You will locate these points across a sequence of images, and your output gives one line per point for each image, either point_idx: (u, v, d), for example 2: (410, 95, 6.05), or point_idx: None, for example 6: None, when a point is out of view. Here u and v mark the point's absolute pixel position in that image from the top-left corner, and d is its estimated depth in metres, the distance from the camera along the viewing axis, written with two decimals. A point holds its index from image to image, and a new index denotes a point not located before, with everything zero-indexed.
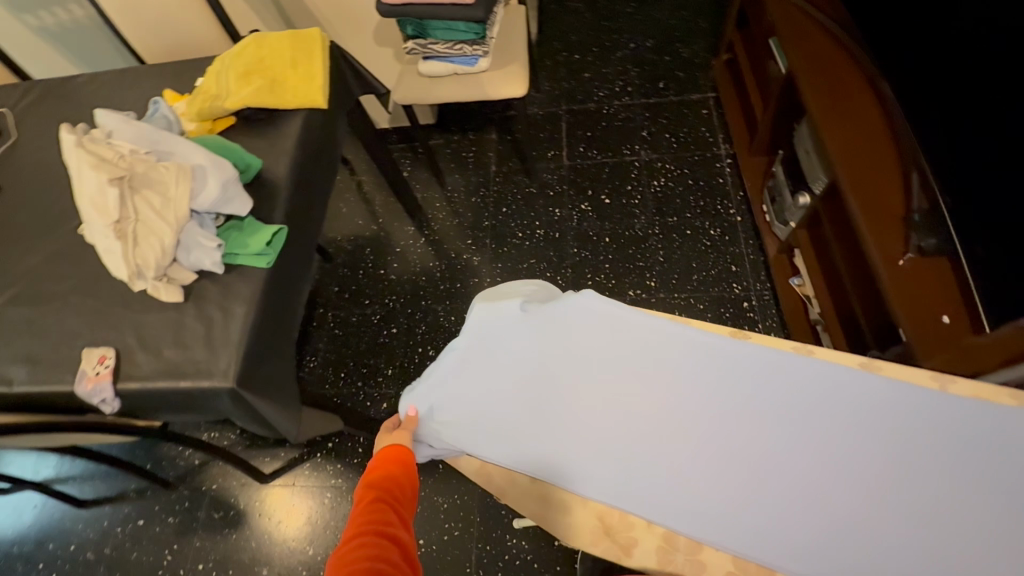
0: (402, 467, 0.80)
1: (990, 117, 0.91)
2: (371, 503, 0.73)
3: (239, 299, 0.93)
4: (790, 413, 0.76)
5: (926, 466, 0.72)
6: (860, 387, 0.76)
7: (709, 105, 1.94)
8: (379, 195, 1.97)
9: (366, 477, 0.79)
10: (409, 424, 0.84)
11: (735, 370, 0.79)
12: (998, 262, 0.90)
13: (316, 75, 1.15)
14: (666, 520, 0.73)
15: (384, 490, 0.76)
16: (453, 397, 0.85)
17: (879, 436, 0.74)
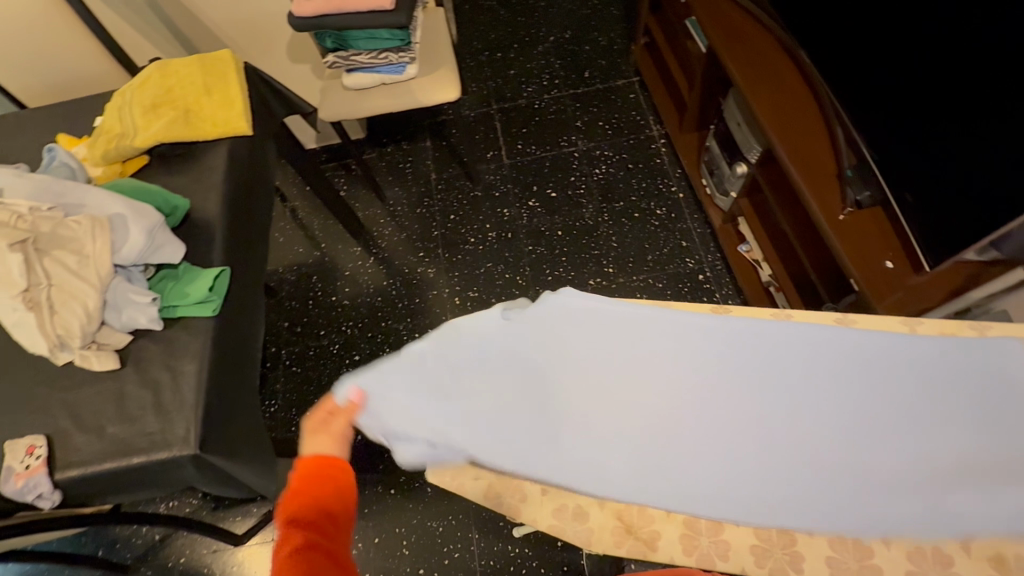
0: (331, 490, 0.71)
1: (903, 75, 0.98)
2: (297, 542, 0.64)
3: (188, 355, 0.84)
4: (781, 380, 0.79)
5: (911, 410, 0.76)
6: (840, 345, 0.80)
7: (634, 89, 1.99)
8: (316, 219, 1.87)
9: (286, 508, 0.69)
10: (336, 423, 0.76)
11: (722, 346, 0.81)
12: (929, 206, 0.97)
13: (234, 101, 1.06)
14: (684, 506, 0.73)
15: (313, 524, 0.67)
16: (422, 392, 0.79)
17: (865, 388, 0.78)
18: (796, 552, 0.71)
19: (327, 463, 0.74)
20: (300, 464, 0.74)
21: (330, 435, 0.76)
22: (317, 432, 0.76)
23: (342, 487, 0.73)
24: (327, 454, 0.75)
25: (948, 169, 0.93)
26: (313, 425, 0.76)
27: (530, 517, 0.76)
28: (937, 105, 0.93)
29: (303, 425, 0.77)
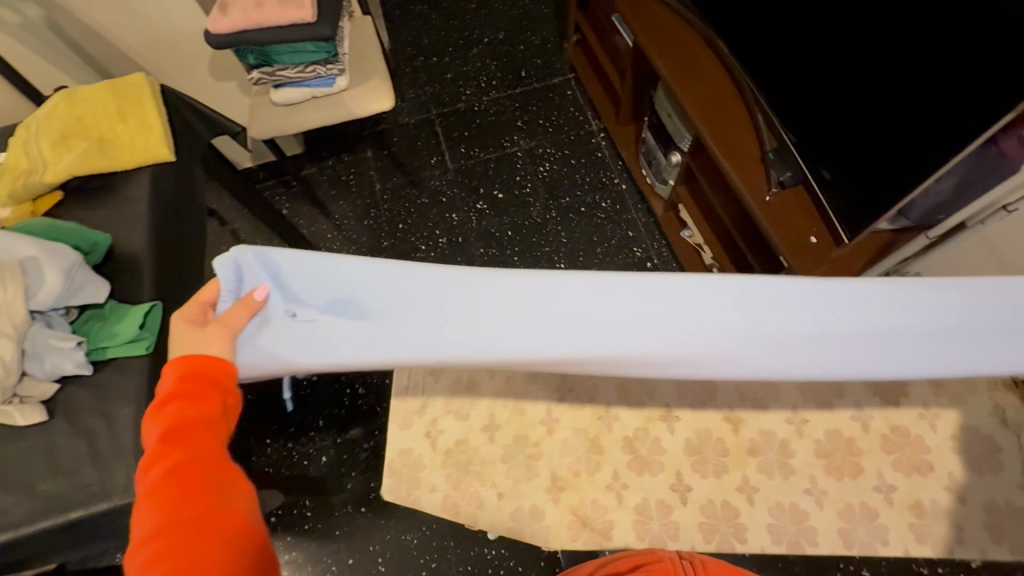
0: (211, 400, 0.66)
1: (814, 61, 1.04)
2: (174, 455, 0.61)
3: (123, 398, 0.80)
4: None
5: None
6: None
7: (571, 86, 2.02)
8: (259, 240, 1.81)
9: (159, 420, 0.64)
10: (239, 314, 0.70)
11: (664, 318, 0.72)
12: (845, 182, 1.03)
13: (152, 125, 1.01)
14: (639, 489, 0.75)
15: (194, 435, 0.63)
16: (310, 288, 0.71)
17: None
18: None
19: (209, 369, 0.67)
20: (173, 365, 0.66)
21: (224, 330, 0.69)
22: (196, 323, 0.69)
23: (224, 392, 0.68)
24: (197, 354, 0.67)
25: (861, 145, 0.99)
26: (187, 317, 0.70)
27: None
28: (847, 86, 0.98)
29: (175, 319, 0.70)
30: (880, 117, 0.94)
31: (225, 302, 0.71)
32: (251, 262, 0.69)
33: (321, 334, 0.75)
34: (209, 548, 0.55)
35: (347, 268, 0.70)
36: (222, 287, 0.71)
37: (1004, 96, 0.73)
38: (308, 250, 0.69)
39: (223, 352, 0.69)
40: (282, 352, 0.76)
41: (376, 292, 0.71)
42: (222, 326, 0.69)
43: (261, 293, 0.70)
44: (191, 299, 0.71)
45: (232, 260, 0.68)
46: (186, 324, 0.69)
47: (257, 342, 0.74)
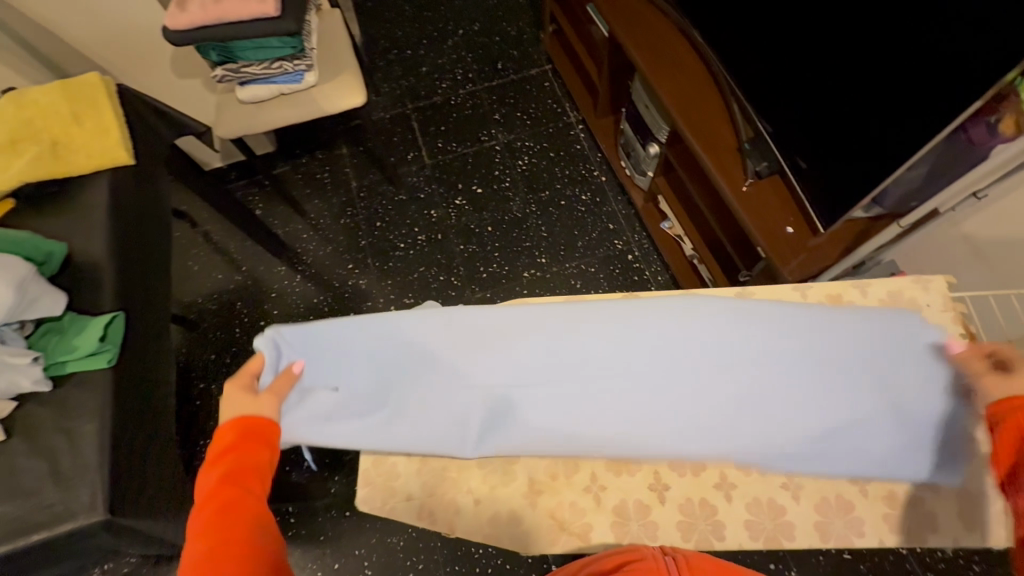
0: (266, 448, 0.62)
1: (788, 50, 1.03)
2: (225, 502, 0.58)
3: (85, 414, 0.77)
4: (712, 346, 0.69)
5: (851, 355, 0.67)
6: (770, 311, 0.70)
7: (548, 77, 1.99)
8: (233, 241, 1.77)
9: (215, 464, 0.61)
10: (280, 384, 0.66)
11: (639, 315, 0.70)
12: (821, 171, 1.03)
13: (109, 126, 0.97)
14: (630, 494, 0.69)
15: (246, 482, 0.60)
16: (350, 357, 0.70)
17: (805, 349, 0.68)
18: (718, 522, 0.65)
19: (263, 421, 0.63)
20: (229, 420, 0.63)
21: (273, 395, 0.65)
22: (249, 391, 0.66)
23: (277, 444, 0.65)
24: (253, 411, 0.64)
25: (835, 134, 0.98)
26: (236, 385, 0.66)
27: (464, 532, 0.65)
28: (821, 74, 0.98)
29: (225, 387, 0.66)
30: (852, 106, 0.94)
31: (266, 376, 0.68)
32: (292, 339, 0.71)
33: (366, 408, 0.69)
34: None
35: (381, 328, 0.71)
36: (263, 363, 0.68)
37: (973, 82, 0.73)
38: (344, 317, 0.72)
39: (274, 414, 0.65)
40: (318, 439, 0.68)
41: (417, 355, 0.70)
42: (271, 395, 0.65)
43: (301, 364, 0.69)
44: (240, 370, 0.67)
45: (272, 339, 0.69)
46: (238, 390, 0.65)
47: (298, 420, 0.68)
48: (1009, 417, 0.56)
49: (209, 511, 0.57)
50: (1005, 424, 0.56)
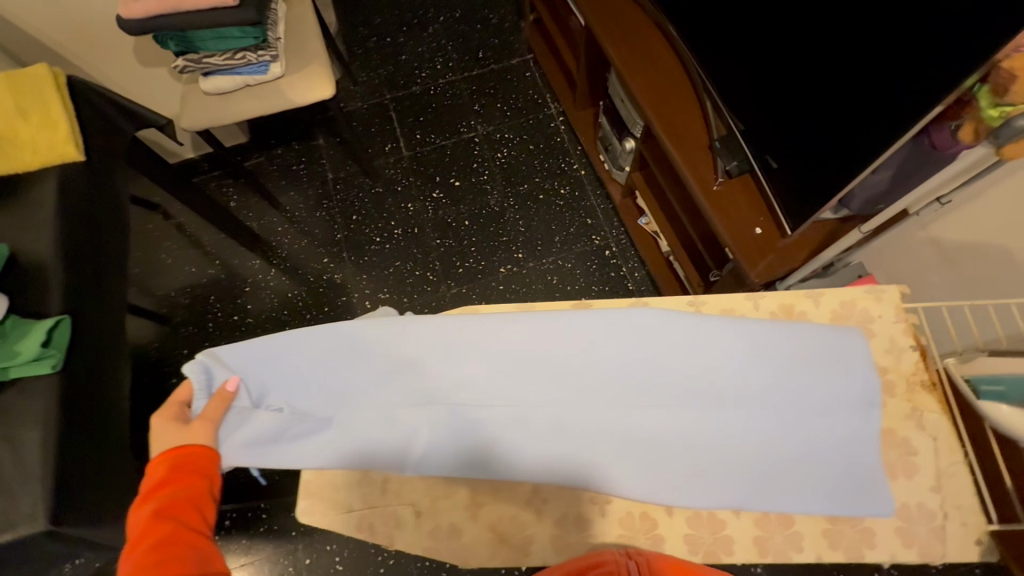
0: (202, 480, 0.63)
1: (758, 47, 1.01)
2: (160, 535, 0.58)
3: (27, 422, 0.75)
4: (658, 357, 0.68)
5: (798, 366, 0.66)
6: (719, 320, 0.69)
7: (529, 67, 1.96)
8: (206, 233, 1.74)
9: (147, 501, 0.61)
10: (212, 408, 0.66)
11: (585, 324, 0.69)
12: (790, 171, 1.01)
13: (58, 122, 0.94)
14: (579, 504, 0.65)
15: (182, 515, 0.61)
16: (291, 377, 0.69)
17: (753, 361, 0.67)
18: (658, 535, 0.64)
19: (195, 452, 0.64)
20: (160, 454, 0.64)
21: (204, 420, 0.65)
22: (178, 421, 0.66)
23: (217, 475, 0.65)
24: (182, 443, 0.64)
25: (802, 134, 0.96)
26: (164, 417, 0.66)
27: (403, 546, 0.64)
28: (791, 72, 0.96)
29: (153, 421, 0.66)
30: (819, 107, 0.92)
31: (198, 402, 0.66)
32: (226, 362, 0.69)
33: (311, 429, 0.68)
34: None
35: (320, 345, 0.70)
36: (192, 389, 0.67)
37: (932, 86, 0.71)
38: (278, 335, 0.70)
39: (207, 439, 0.65)
40: (265, 461, 0.67)
41: (363, 371, 0.69)
42: (203, 422, 0.65)
43: (234, 382, 0.67)
44: (166, 401, 0.67)
45: (202, 363, 0.68)
46: (164, 422, 0.65)
47: (239, 444, 0.66)
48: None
49: (140, 547, 0.57)
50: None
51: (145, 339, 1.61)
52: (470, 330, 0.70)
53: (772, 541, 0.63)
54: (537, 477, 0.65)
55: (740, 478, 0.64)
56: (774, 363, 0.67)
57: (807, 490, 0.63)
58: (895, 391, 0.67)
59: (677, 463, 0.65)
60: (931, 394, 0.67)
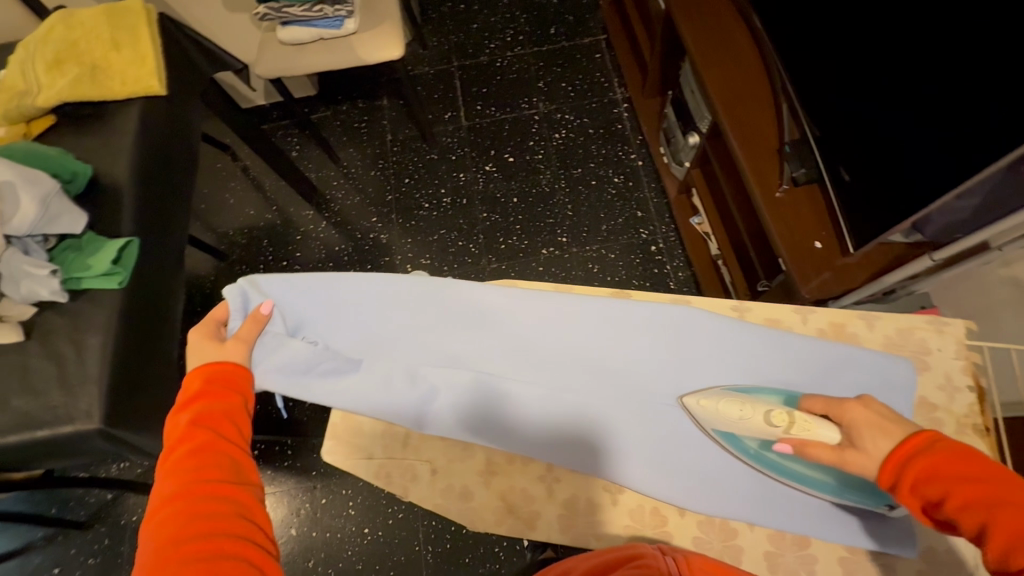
0: (235, 395, 0.64)
1: (848, 52, 0.95)
2: (196, 443, 0.59)
3: (92, 329, 0.83)
4: (690, 356, 0.67)
5: (835, 386, 0.64)
6: (760, 328, 0.67)
7: (600, 48, 1.90)
8: (268, 179, 1.81)
9: (184, 411, 0.62)
10: (250, 329, 0.69)
11: (619, 312, 0.69)
12: (862, 184, 0.95)
13: (146, 56, 0.99)
14: (591, 489, 0.65)
15: (217, 426, 0.61)
16: (326, 315, 0.73)
17: (789, 375, 0.65)
18: (666, 532, 0.63)
19: (230, 369, 0.66)
20: (198, 368, 0.65)
21: (241, 341, 0.68)
22: (215, 339, 0.68)
23: (249, 391, 0.66)
24: (218, 361, 0.66)
25: (883, 149, 0.91)
26: (202, 333, 0.68)
27: (416, 499, 0.66)
28: (881, 78, 0.89)
29: (189, 336, 0.68)
30: (907, 121, 0.86)
31: (235, 321, 0.71)
32: (262, 291, 0.73)
33: (338, 368, 0.70)
34: (239, 529, 0.54)
35: (355, 289, 0.73)
36: (230, 310, 0.71)
37: None
38: (316, 275, 0.73)
39: (240, 359, 0.67)
40: (289, 389, 0.70)
41: (394, 325, 0.72)
42: (238, 342, 0.68)
43: (268, 306, 0.71)
44: (204, 318, 0.70)
45: (241, 288, 0.72)
46: (201, 337, 0.68)
47: (270, 367, 0.70)
48: (902, 473, 0.52)
49: (178, 452, 0.58)
50: (897, 494, 0.52)
51: (202, 272, 1.71)
52: (504, 300, 0.71)
53: (783, 559, 0.61)
54: (555, 457, 0.66)
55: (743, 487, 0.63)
56: (809, 379, 0.65)
57: (822, 512, 0.62)
58: (942, 430, 0.63)
59: (694, 466, 0.64)
60: (983, 439, 0.63)
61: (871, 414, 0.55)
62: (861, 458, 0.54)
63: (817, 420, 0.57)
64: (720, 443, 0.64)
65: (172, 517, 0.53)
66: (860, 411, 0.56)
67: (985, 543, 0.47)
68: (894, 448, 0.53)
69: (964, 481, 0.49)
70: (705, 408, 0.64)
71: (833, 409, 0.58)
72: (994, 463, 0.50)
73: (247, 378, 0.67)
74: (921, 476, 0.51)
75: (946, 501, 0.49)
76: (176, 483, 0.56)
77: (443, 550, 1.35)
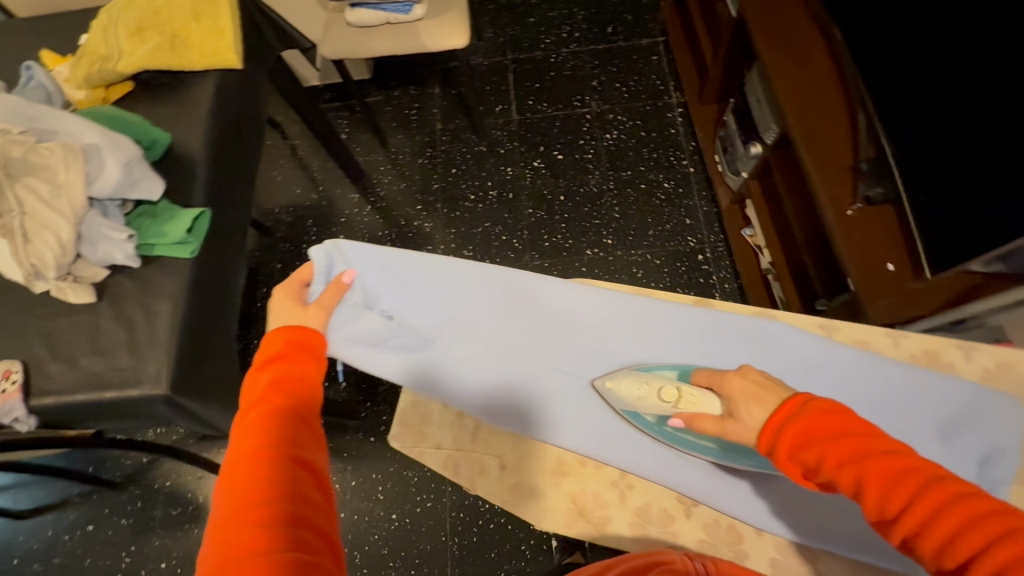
0: (312, 363, 0.62)
1: (939, 71, 0.92)
2: (272, 406, 0.57)
3: (162, 296, 0.83)
4: (771, 371, 0.65)
5: (927, 417, 0.61)
6: (848, 351, 0.65)
7: (658, 51, 1.87)
8: (316, 160, 1.83)
9: (262, 371, 0.60)
10: (333, 296, 0.68)
11: (699, 321, 0.69)
12: (945, 207, 0.91)
13: (223, 29, 0.98)
14: (663, 498, 0.64)
15: (293, 391, 0.59)
16: (406, 291, 0.74)
17: (879, 400, 0.63)
18: (742, 551, 0.61)
19: (308, 336, 0.63)
20: (277, 331, 0.63)
21: (323, 307, 0.67)
22: (297, 301, 0.67)
23: (325, 361, 0.64)
24: (298, 326, 0.64)
25: (970, 174, 0.88)
26: (287, 294, 0.67)
27: (483, 493, 0.65)
28: (978, 97, 0.85)
29: (274, 293, 0.67)
30: (997, 147, 0.83)
31: (317, 286, 0.70)
32: (346, 257, 0.73)
33: (412, 344, 0.72)
34: (308, 501, 0.51)
35: (438, 270, 0.74)
36: (314, 273, 0.71)
37: None
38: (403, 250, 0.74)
39: (320, 327, 0.65)
40: (361, 359, 0.71)
41: (472, 306, 0.73)
42: (320, 309, 0.67)
43: (351, 275, 0.70)
44: (288, 278, 0.69)
45: (327, 251, 0.72)
46: (286, 299, 0.67)
47: (345, 337, 0.70)
48: (777, 441, 0.53)
49: (255, 411, 0.56)
50: (777, 462, 0.53)
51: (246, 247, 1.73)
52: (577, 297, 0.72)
53: None
54: (626, 463, 0.65)
55: (741, 491, 0.63)
56: (903, 407, 0.62)
57: None
58: None
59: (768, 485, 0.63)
60: None
61: (748, 385, 0.57)
62: (739, 428, 0.56)
63: (702, 393, 0.60)
64: (627, 419, 0.67)
65: (243, 477, 0.51)
66: (739, 383, 0.58)
67: (863, 495, 0.48)
68: (766, 417, 0.55)
69: (832, 440, 0.50)
70: (613, 390, 0.67)
71: (717, 382, 0.60)
72: (858, 417, 0.52)
73: (323, 346, 0.64)
74: (796, 441, 0.52)
75: (821, 463, 0.49)
76: (249, 444, 0.53)
77: (470, 543, 1.35)
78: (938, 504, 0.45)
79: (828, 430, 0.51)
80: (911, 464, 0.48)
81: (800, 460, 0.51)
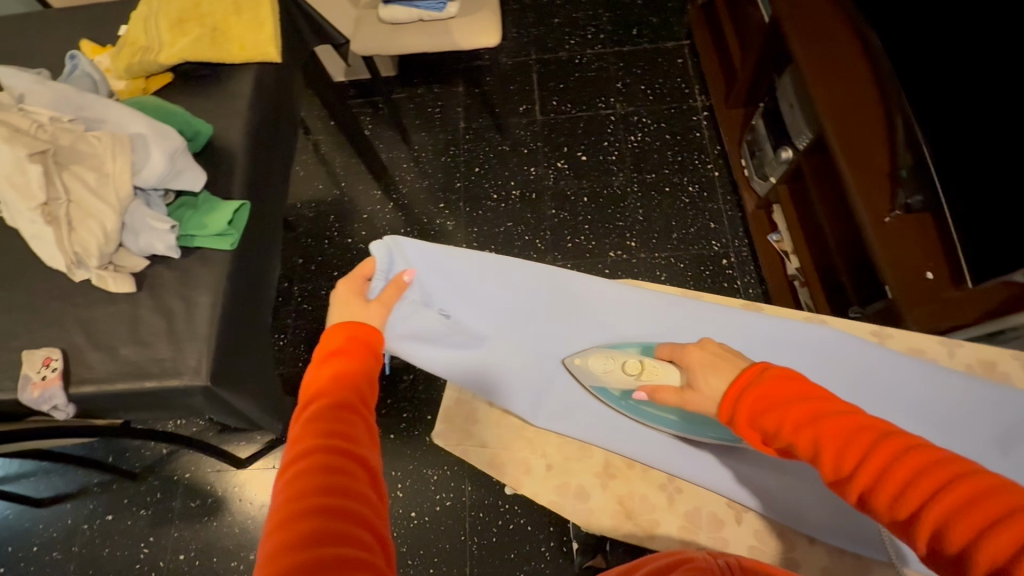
0: (371, 359, 0.62)
1: (983, 79, 0.90)
2: (334, 400, 0.56)
3: (202, 287, 0.84)
4: (825, 378, 0.65)
5: (984, 428, 0.61)
6: (904, 359, 0.64)
7: (683, 54, 1.87)
8: (339, 156, 1.83)
9: (324, 364, 0.60)
10: (393, 291, 0.67)
11: (753, 325, 0.69)
12: (986, 216, 0.90)
13: (265, 23, 1.00)
14: (712, 502, 0.63)
15: (354, 386, 0.58)
16: (463, 289, 0.74)
17: (936, 410, 0.62)
18: (794, 559, 0.61)
19: (368, 332, 0.63)
20: (339, 324, 0.63)
21: (382, 304, 0.66)
22: (360, 296, 0.67)
23: (382, 359, 0.64)
24: (359, 321, 0.64)
25: (1014, 184, 0.87)
26: (349, 287, 0.67)
27: (529, 493, 0.65)
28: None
29: (337, 287, 0.67)
30: None
31: (377, 283, 0.70)
32: (406, 253, 0.73)
33: (467, 343, 0.73)
34: (368, 500, 0.50)
35: (495, 270, 0.75)
36: (374, 268, 0.71)
37: None
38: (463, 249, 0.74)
39: (377, 323, 0.65)
40: (418, 356, 0.71)
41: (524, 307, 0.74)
42: (379, 305, 0.66)
43: (411, 274, 0.70)
44: (352, 272, 0.69)
45: (388, 246, 0.72)
46: (348, 291, 0.67)
47: (403, 333, 0.70)
48: (737, 408, 0.54)
49: (315, 403, 0.56)
50: (737, 429, 0.54)
51: None
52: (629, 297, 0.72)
53: None
54: (677, 467, 0.65)
55: (791, 497, 0.62)
56: (959, 417, 0.61)
57: None
58: None
59: (821, 493, 0.62)
60: None
61: (705, 355, 0.59)
62: (697, 397, 0.58)
63: (663, 365, 0.63)
64: (597, 395, 0.68)
65: (304, 467, 0.50)
66: (697, 354, 0.60)
67: (818, 456, 0.48)
68: (722, 387, 0.56)
69: (789, 404, 0.51)
70: (582, 365, 0.69)
71: (676, 354, 0.62)
72: (816, 384, 0.53)
73: (381, 344, 0.65)
74: (755, 408, 0.53)
75: (778, 426, 0.50)
76: (312, 436, 0.52)
77: (489, 544, 1.34)
78: (885, 460, 0.45)
79: (786, 396, 0.52)
80: (863, 422, 0.48)
81: (759, 426, 0.52)
